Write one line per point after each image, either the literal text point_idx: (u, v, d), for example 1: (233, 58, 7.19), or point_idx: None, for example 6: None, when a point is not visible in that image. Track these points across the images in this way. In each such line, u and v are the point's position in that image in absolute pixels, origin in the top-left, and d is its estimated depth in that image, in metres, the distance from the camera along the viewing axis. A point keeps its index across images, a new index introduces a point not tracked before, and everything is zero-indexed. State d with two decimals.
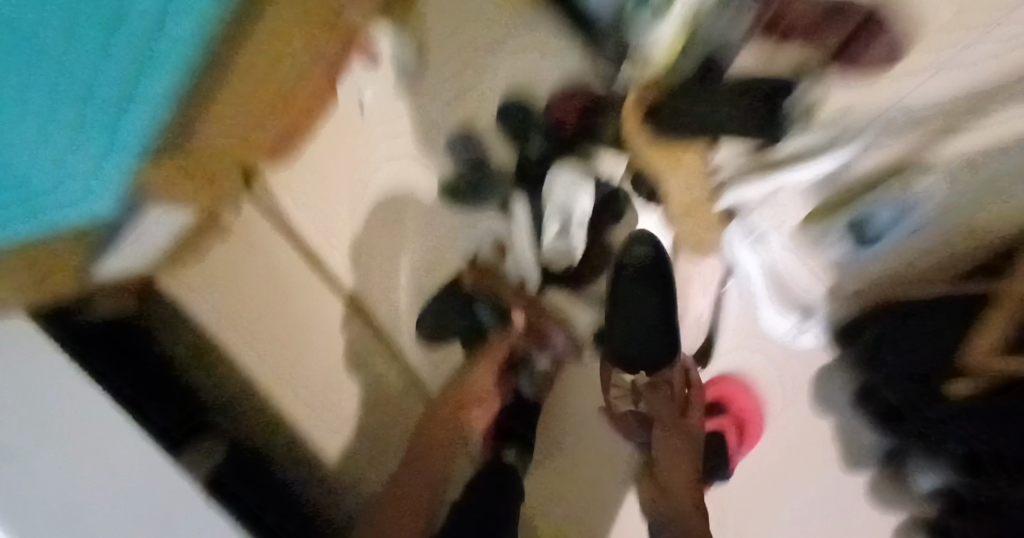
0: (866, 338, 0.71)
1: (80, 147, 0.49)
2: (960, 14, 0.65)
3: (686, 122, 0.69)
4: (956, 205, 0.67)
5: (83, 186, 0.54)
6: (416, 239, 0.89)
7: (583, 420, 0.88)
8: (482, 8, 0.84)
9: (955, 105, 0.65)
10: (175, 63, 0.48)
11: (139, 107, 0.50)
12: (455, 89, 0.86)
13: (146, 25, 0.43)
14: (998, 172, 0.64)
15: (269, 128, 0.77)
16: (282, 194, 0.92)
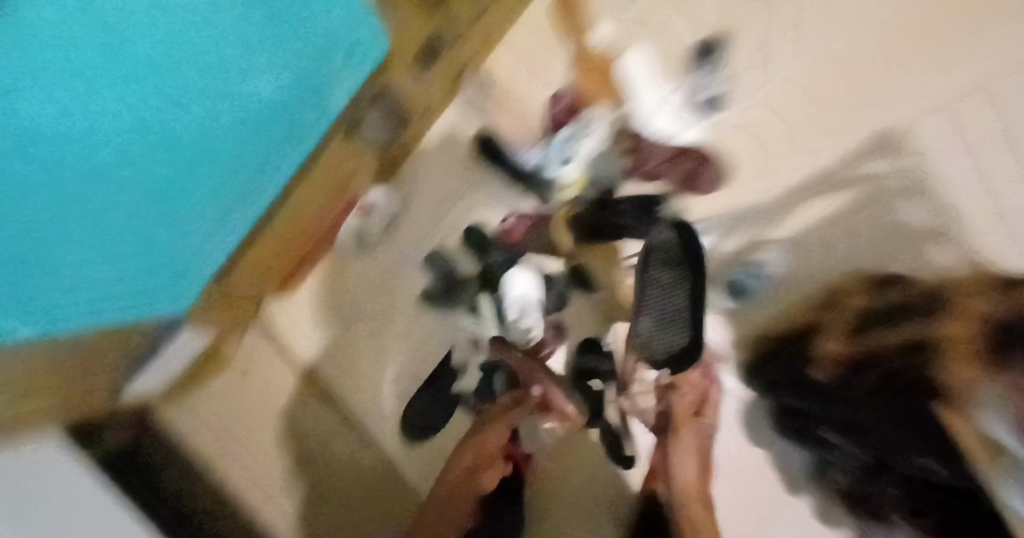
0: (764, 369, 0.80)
1: (29, 305, 0.51)
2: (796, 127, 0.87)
3: (592, 230, 0.83)
4: (797, 269, 0.85)
5: (86, 306, 0.60)
6: (400, 344, 0.99)
7: (568, 499, 0.94)
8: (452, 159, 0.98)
9: (794, 193, 0.86)
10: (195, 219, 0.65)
11: (159, 251, 0.64)
12: (430, 222, 0.99)
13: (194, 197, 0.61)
14: (825, 239, 0.84)
15: (276, 267, 0.92)
16: (284, 323, 1.00)
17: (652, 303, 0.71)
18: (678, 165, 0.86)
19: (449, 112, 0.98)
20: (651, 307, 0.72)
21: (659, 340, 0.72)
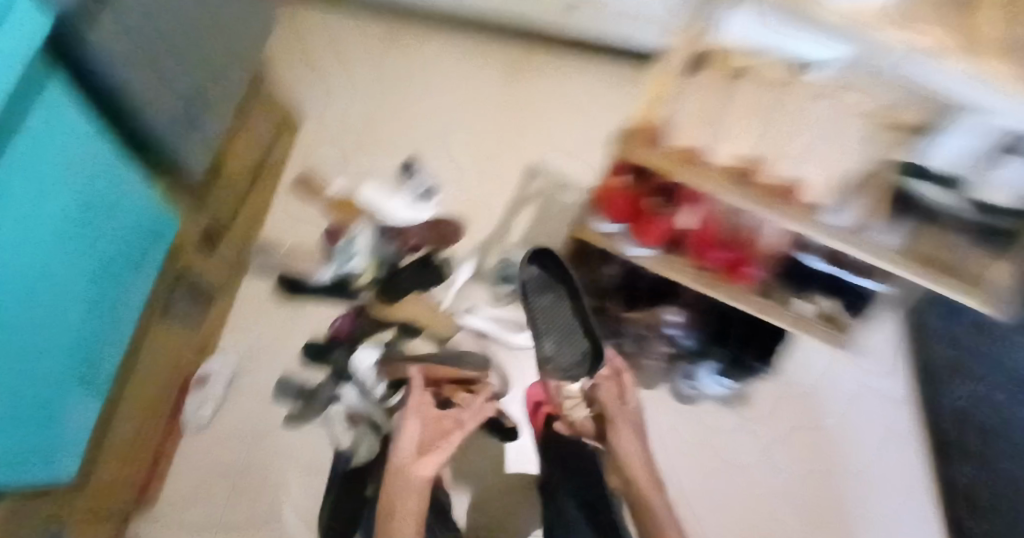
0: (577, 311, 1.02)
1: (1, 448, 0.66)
2: (488, 177, 1.26)
3: (400, 291, 1.10)
4: (538, 251, 1.19)
5: (36, 470, 0.73)
6: (284, 473, 0.99)
7: (504, 505, 1.02)
8: (261, 304, 1.11)
9: (509, 212, 1.23)
10: (97, 382, 0.82)
11: (77, 412, 0.79)
12: (265, 359, 1.07)
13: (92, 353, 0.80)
14: (542, 227, 1.20)
15: (135, 462, 0.93)
16: (156, 529, 0.95)
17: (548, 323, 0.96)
18: (435, 228, 1.18)
19: (249, 279, 1.13)
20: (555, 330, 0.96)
21: (568, 352, 0.96)
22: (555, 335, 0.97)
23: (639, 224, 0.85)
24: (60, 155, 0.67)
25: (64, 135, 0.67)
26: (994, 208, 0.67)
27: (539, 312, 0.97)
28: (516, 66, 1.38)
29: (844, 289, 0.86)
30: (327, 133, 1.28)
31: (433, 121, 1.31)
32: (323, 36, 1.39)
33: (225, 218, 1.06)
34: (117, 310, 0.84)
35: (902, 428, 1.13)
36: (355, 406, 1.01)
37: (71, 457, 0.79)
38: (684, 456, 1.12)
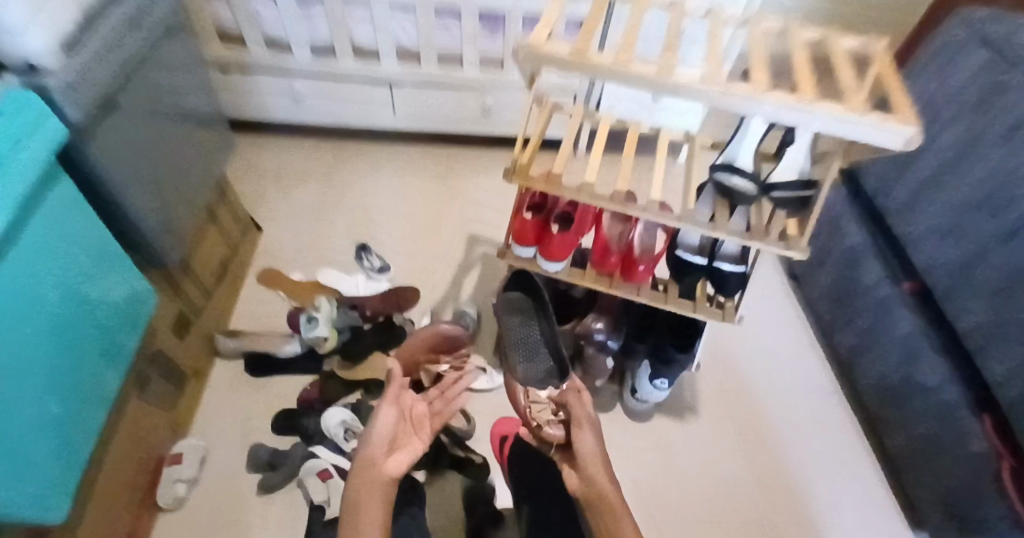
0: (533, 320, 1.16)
1: (15, 469, 0.73)
2: (436, 249, 1.45)
3: (362, 353, 1.21)
4: (484, 306, 1.35)
5: (43, 500, 0.77)
6: (263, 536, 1.02)
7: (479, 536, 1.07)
8: (234, 381, 1.20)
9: (456, 276, 1.40)
10: (93, 418, 0.88)
11: (78, 446, 0.85)
12: (241, 429, 1.14)
13: (90, 391, 0.88)
14: (486, 287, 1.39)
15: (114, 530, 0.94)
16: None
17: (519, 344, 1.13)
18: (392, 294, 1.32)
19: (220, 362, 1.22)
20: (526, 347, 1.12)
21: (537, 368, 1.12)
22: (525, 354, 1.12)
23: (548, 246, 1.05)
24: (77, 232, 0.83)
25: (82, 216, 0.84)
26: (778, 186, 0.95)
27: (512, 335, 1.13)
28: (450, 164, 1.64)
29: (721, 279, 1.06)
30: (288, 229, 1.44)
31: (384, 211, 1.51)
32: (279, 154, 1.59)
33: (197, 305, 1.18)
34: (113, 384, 0.93)
35: (824, 411, 1.40)
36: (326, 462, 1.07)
37: (68, 492, 0.82)
38: (638, 475, 1.26)
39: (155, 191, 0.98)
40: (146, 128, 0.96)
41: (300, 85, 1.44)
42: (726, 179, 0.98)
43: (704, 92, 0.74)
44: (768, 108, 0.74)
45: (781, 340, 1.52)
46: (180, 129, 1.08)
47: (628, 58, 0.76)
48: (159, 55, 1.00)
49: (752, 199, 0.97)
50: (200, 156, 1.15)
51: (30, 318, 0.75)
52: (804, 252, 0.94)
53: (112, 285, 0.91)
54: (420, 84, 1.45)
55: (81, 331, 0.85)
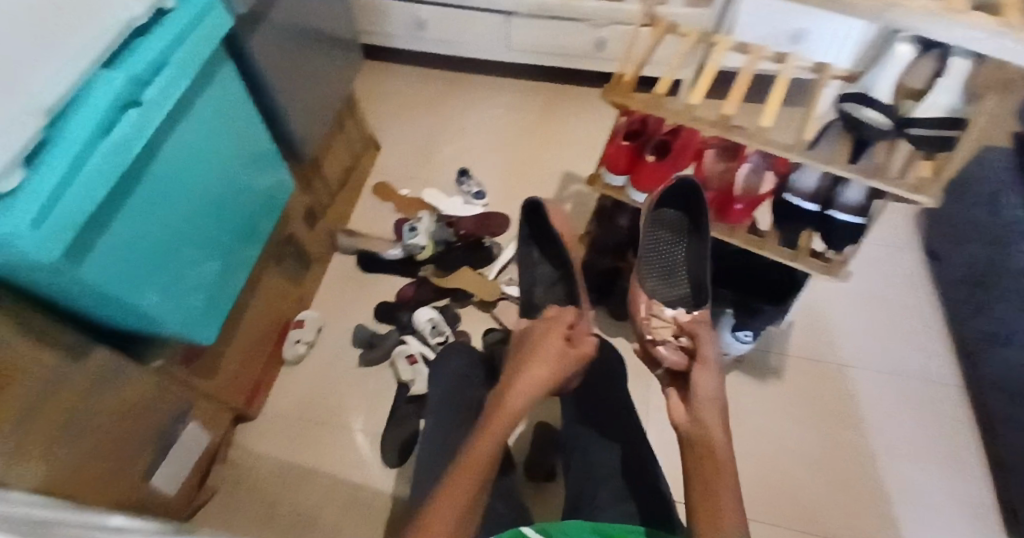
0: (679, 235, 0.97)
1: (182, 296, 0.84)
2: (533, 183, 1.52)
3: (453, 264, 1.33)
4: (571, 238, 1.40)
5: (203, 324, 0.89)
6: (357, 402, 1.18)
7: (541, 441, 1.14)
8: (345, 273, 1.36)
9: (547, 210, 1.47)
10: (245, 266, 0.99)
11: (232, 286, 0.96)
12: (346, 313, 1.30)
13: (243, 243, 0.97)
14: (575, 220, 1.43)
15: (252, 365, 1.13)
16: (256, 436, 1.14)
17: (652, 258, 0.97)
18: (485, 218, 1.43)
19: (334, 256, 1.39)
20: (658, 263, 0.97)
21: (668, 289, 0.96)
22: (656, 274, 0.97)
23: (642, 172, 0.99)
24: (241, 115, 0.90)
25: (243, 101, 0.90)
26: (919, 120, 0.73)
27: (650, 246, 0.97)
28: (559, 100, 1.68)
29: (830, 228, 0.88)
30: (403, 151, 1.58)
31: (489, 142, 1.60)
32: (400, 80, 1.72)
33: (322, 203, 1.32)
34: (256, 251, 1.02)
35: (937, 400, 1.23)
36: (415, 350, 1.20)
37: (220, 320, 0.94)
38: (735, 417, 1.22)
39: (292, 90, 1.08)
40: (285, 29, 1.03)
41: (425, 14, 1.53)
42: (850, 109, 0.77)
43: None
44: (902, 21, 0.62)
45: (901, 316, 1.33)
46: (318, 42, 1.17)
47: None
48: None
49: (879, 136, 0.77)
50: (332, 67, 1.25)
51: (197, 182, 0.83)
52: (934, 200, 0.72)
53: (263, 167, 0.98)
54: (535, 15, 1.47)
55: (237, 202, 0.93)
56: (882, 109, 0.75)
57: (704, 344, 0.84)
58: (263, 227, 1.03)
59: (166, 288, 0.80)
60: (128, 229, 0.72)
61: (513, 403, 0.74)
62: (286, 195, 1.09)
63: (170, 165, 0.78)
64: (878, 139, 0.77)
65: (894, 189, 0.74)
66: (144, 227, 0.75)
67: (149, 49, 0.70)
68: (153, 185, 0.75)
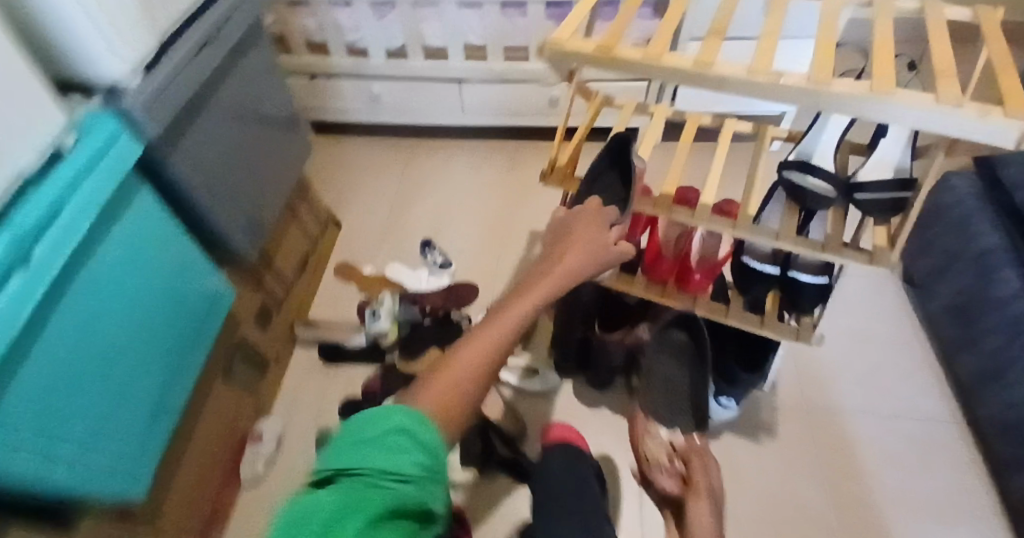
0: (683, 358, 0.98)
1: (99, 444, 0.76)
2: (498, 245, 1.46)
3: (420, 346, 1.26)
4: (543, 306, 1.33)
5: (130, 469, 0.81)
6: None
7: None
8: (308, 369, 1.28)
9: (514, 273, 1.40)
10: (179, 392, 0.91)
11: (165, 416, 0.88)
12: (309, 414, 1.22)
13: (175, 368, 0.90)
14: None
15: (203, 494, 1.04)
16: None
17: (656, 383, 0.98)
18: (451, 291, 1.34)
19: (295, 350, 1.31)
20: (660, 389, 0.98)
21: (672, 416, 0.96)
22: (660, 398, 0.97)
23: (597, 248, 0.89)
24: (158, 244, 0.84)
25: (161, 228, 0.84)
26: (865, 184, 0.68)
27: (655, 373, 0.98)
28: (519, 157, 1.63)
29: (795, 289, 0.83)
30: (364, 224, 1.52)
31: (450, 205, 1.54)
32: (357, 151, 1.67)
33: (277, 298, 1.24)
34: (193, 375, 0.95)
35: (937, 440, 1.16)
36: None
37: (151, 458, 0.85)
38: (731, 488, 1.13)
39: (235, 188, 0.98)
40: (216, 124, 0.94)
41: (378, 88, 1.48)
42: (792, 176, 0.71)
43: (752, 84, 0.54)
44: (826, 104, 0.53)
45: (887, 354, 1.28)
46: (262, 127, 1.07)
47: (667, 49, 0.58)
48: (247, 55, 1.02)
49: (825, 204, 0.71)
50: (281, 147, 1.15)
51: (110, 324, 0.77)
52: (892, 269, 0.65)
53: (192, 289, 0.92)
54: (487, 79, 1.44)
55: (162, 332, 0.86)
56: (824, 176, 0.69)
57: (700, 475, 0.86)
58: (200, 345, 0.96)
59: (76, 441, 0.72)
60: (24, 394, 0.65)
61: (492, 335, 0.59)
62: (226, 309, 1.02)
63: (73, 313, 0.71)
64: (823, 207, 0.71)
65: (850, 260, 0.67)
66: (41, 386, 0.67)
67: (42, 196, 0.64)
68: (52, 344, 0.68)
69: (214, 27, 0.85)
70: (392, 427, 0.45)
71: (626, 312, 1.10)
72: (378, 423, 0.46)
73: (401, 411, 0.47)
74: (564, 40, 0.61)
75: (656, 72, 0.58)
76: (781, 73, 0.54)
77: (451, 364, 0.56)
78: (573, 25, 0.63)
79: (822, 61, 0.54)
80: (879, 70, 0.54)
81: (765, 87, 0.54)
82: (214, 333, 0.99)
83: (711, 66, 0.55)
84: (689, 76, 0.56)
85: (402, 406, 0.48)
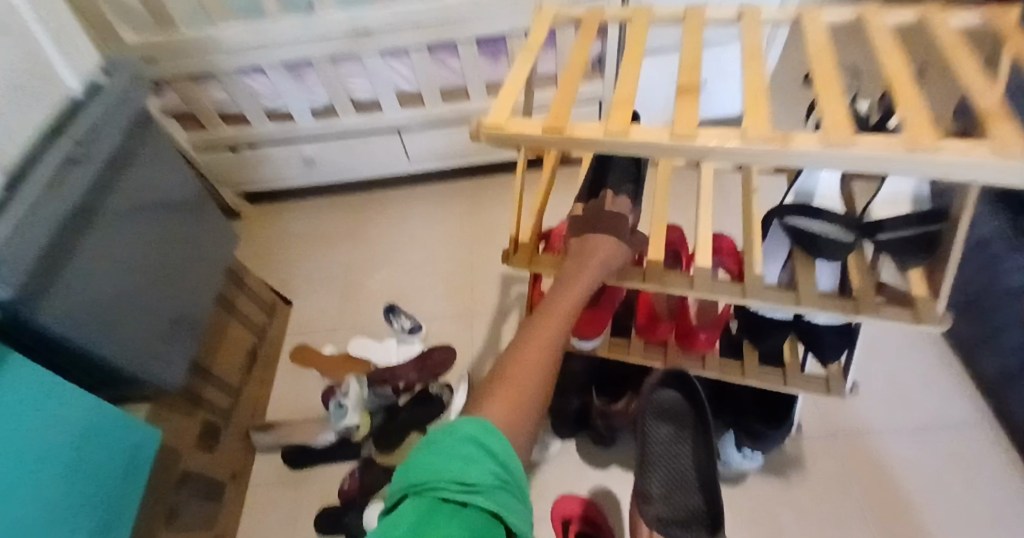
0: (679, 420, 0.79)
1: None
2: (469, 300, 1.32)
3: (400, 431, 1.12)
4: None
5: None
6: None
7: None
8: (276, 478, 1.14)
9: (491, 330, 1.27)
10: None
11: None
12: (283, 533, 1.07)
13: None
14: None
15: None
16: None
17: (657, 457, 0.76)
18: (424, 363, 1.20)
19: (259, 458, 1.17)
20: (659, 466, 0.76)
21: (677, 505, 0.73)
22: (662, 479, 0.75)
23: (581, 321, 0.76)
24: (51, 398, 0.68)
25: (56, 386, 0.69)
26: (882, 222, 0.60)
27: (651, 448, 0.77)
28: (478, 197, 1.50)
29: (813, 335, 0.72)
30: (319, 298, 1.37)
31: (412, 263, 1.41)
32: (300, 216, 1.53)
33: (224, 409, 1.10)
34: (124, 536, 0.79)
35: (973, 448, 1.07)
36: None
37: None
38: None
39: (155, 302, 0.82)
40: (117, 234, 0.76)
41: (311, 150, 1.34)
42: (800, 223, 0.63)
43: (752, 155, 0.41)
44: (858, 168, 0.40)
45: (900, 357, 1.19)
46: (182, 222, 0.89)
47: (632, 119, 0.46)
48: (144, 143, 0.83)
49: (842, 251, 0.60)
50: (212, 237, 0.97)
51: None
52: (943, 323, 0.56)
53: (112, 441, 0.77)
54: (428, 125, 1.31)
55: (75, 503, 0.71)
56: (836, 221, 0.61)
57: None
58: (127, 500, 0.80)
59: None
60: None
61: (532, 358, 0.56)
62: (154, 456, 0.86)
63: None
64: (842, 255, 0.61)
65: (893, 320, 0.57)
66: None
67: None
68: None
69: (79, 143, 0.70)
70: (466, 438, 0.45)
71: (621, 371, 0.99)
72: (449, 435, 0.46)
73: (468, 422, 0.47)
74: (504, 124, 0.50)
75: (622, 147, 0.46)
76: (787, 134, 0.42)
77: (505, 380, 0.53)
78: (510, 102, 0.52)
79: (828, 107, 0.43)
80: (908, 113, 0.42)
81: (771, 155, 0.41)
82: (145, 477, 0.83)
83: (694, 137, 0.43)
84: (663, 149, 0.44)
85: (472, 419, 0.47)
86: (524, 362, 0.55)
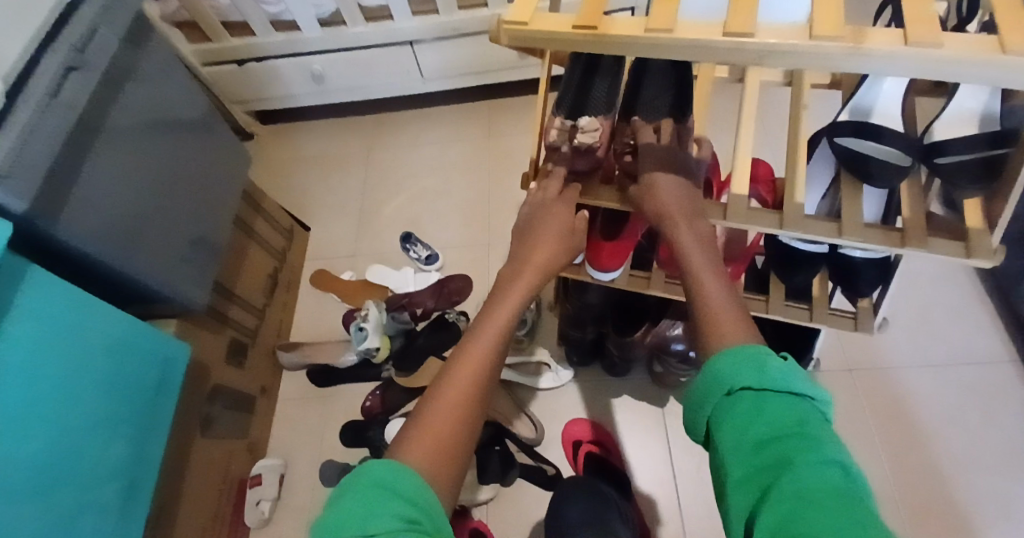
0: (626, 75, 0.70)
1: None
2: (487, 227, 1.30)
3: (419, 352, 1.13)
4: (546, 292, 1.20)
5: None
6: None
7: None
8: (302, 396, 1.17)
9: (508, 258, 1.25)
10: (147, 472, 0.80)
11: (133, 501, 0.77)
12: (311, 444, 1.12)
13: (136, 447, 0.78)
14: None
15: None
16: None
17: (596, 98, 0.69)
18: (441, 290, 1.20)
19: (284, 377, 1.20)
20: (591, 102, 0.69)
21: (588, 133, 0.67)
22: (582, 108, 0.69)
23: (598, 253, 0.76)
24: (82, 308, 0.69)
25: (81, 300, 0.69)
26: (947, 144, 0.54)
27: (590, 95, 0.70)
28: (496, 120, 1.44)
29: (846, 268, 0.70)
30: (338, 223, 1.36)
31: (430, 187, 1.38)
32: (315, 138, 1.49)
33: (249, 328, 1.11)
34: (162, 441, 0.83)
35: (1001, 382, 1.04)
36: None
37: None
38: None
39: (171, 220, 0.81)
40: (127, 147, 0.74)
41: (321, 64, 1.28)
42: (850, 143, 0.58)
43: (820, 56, 0.37)
44: (936, 72, 0.35)
45: (931, 292, 1.15)
46: (192, 137, 0.87)
47: (676, 13, 0.41)
48: (145, 53, 0.79)
49: (897, 176, 0.57)
50: (225, 155, 0.94)
51: (43, 422, 0.64)
52: (993, 258, 0.52)
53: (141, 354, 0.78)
54: (443, 37, 1.24)
55: (116, 408, 0.74)
56: (894, 142, 0.57)
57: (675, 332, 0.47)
58: (164, 410, 0.83)
59: None
60: None
61: (478, 351, 0.51)
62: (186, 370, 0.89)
63: None
64: (894, 182, 0.57)
65: (942, 252, 0.54)
66: None
67: None
68: None
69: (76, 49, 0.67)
70: (368, 484, 0.40)
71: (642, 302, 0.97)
72: (361, 475, 0.41)
73: (378, 463, 0.42)
74: (527, 20, 0.45)
75: (662, 48, 0.41)
76: (860, 30, 0.37)
77: (443, 390, 0.48)
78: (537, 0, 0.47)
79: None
80: (1004, 9, 0.36)
81: (842, 57, 0.37)
82: (178, 389, 0.85)
83: (750, 35, 0.38)
84: (711, 47, 0.39)
85: (385, 463, 0.42)
86: (482, 338, 0.52)
